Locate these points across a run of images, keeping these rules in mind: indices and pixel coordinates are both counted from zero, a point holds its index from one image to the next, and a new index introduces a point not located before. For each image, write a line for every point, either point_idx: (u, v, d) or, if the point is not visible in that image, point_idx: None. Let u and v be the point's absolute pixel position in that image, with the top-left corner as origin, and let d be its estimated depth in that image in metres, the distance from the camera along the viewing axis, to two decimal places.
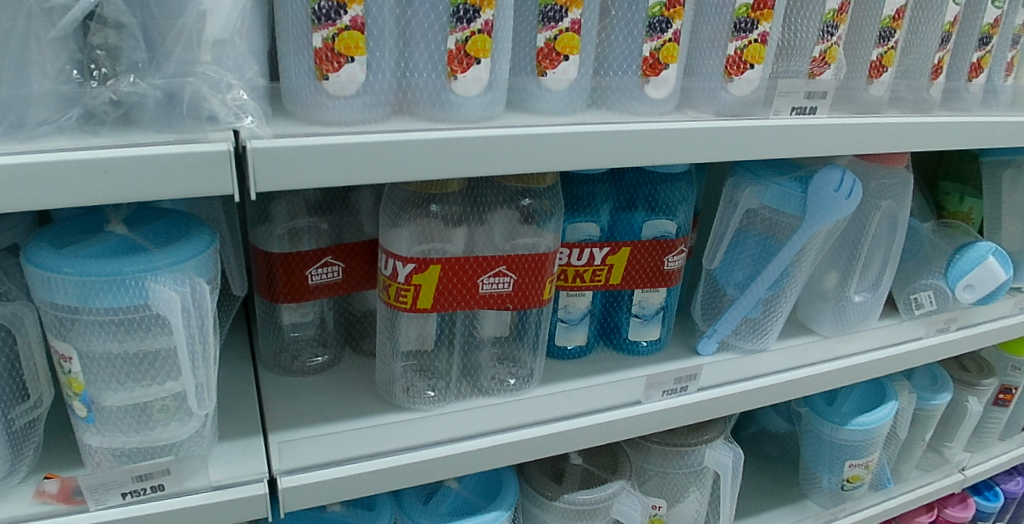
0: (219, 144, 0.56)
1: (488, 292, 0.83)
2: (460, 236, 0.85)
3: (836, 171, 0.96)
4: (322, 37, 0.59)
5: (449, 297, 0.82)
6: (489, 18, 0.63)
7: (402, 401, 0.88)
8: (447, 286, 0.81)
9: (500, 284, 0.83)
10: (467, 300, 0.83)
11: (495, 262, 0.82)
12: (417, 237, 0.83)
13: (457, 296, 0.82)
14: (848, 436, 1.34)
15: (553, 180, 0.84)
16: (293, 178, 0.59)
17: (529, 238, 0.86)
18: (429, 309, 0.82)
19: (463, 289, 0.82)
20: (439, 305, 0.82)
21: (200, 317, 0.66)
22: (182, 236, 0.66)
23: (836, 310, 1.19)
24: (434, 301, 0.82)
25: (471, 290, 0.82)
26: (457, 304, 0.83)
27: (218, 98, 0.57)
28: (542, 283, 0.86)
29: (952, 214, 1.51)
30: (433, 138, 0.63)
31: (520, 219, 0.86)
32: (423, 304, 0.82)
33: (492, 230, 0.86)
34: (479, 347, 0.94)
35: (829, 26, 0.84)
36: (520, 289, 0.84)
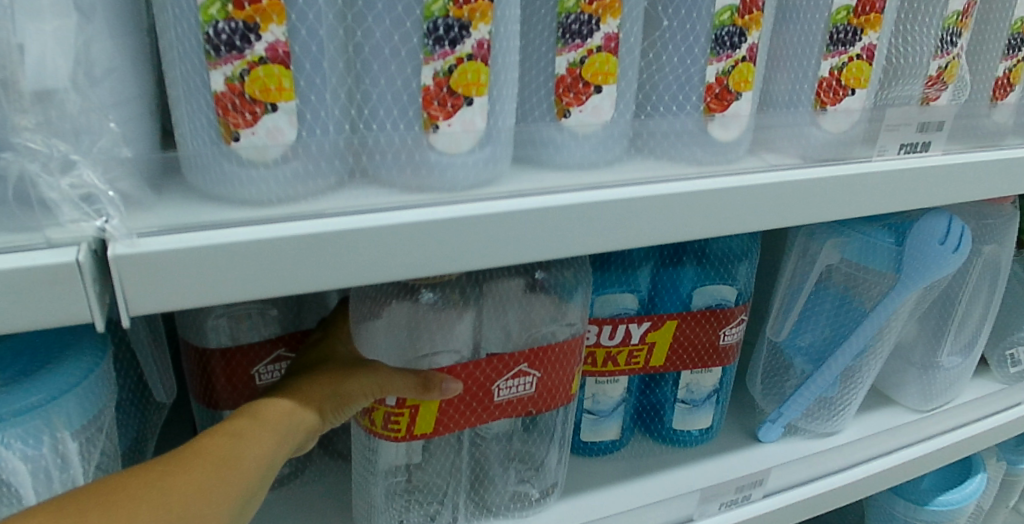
0: (63, 251, 0.36)
1: (504, 399, 0.63)
2: (463, 328, 0.63)
3: (942, 218, 0.75)
4: (224, 76, 0.39)
5: (455, 415, 0.61)
6: (484, 36, 0.42)
7: None
8: (453, 402, 0.60)
9: (520, 386, 0.63)
10: (478, 414, 0.62)
11: (513, 362, 0.61)
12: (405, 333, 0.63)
13: (465, 413, 0.62)
14: (928, 518, 1.11)
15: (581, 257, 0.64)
16: (185, 295, 0.39)
17: (552, 318, 0.65)
18: (433, 432, 0.61)
19: (473, 403, 0.61)
20: (440, 429, 0.61)
21: (70, 480, 0.47)
22: (48, 363, 0.46)
23: (923, 378, 0.96)
24: (436, 422, 0.61)
25: (482, 402, 0.62)
26: (466, 420, 0.62)
27: (51, 182, 0.37)
28: (571, 376, 0.66)
29: None
30: (404, 221, 0.42)
31: (539, 301, 0.65)
32: (421, 428, 0.61)
33: (505, 315, 0.64)
34: (487, 447, 0.71)
35: (950, 34, 0.62)
36: (547, 388, 0.64)
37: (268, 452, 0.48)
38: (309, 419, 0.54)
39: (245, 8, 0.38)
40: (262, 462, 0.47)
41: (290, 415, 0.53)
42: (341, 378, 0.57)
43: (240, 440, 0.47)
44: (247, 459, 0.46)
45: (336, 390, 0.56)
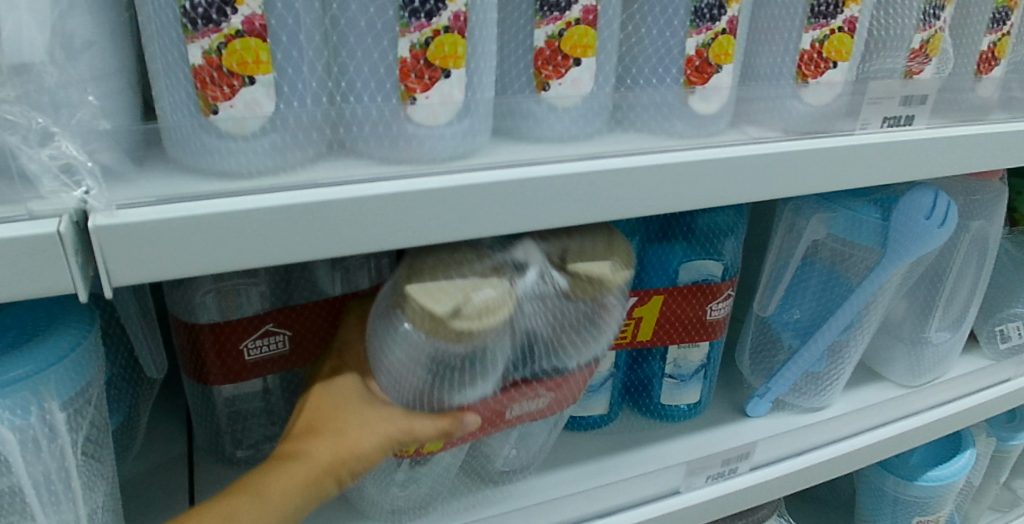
0: (42, 223, 0.37)
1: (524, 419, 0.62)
2: (501, 361, 0.57)
3: (928, 193, 0.76)
4: (202, 49, 0.39)
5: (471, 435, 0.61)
6: (460, 9, 0.42)
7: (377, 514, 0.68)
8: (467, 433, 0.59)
9: (531, 402, 0.61)
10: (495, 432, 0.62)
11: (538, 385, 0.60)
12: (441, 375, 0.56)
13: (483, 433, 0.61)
14: (917, 493, 1.13)
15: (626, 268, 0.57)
16: (165, 265, 0.39)
17: (592, 338, 0.60)
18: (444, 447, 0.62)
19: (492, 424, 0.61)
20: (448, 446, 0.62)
21: (58, 448, 0.48)
22: (35, 338, 0.47)
23: (911, 353, 0.97)
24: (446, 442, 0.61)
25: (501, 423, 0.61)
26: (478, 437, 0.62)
27: (32, 154, 0.37)
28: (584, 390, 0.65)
29: None
30: (383, 192, 0.43)
31: (579, 326, 0.58)
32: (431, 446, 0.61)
33: (541, 342, 0.58)
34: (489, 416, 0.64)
35: (935, 7, 0.62)
36: (559, 402, 0.62)
37: None
38: (323, 486, 0.55)
39: None
40: None
41: (294, 492, 0.53)
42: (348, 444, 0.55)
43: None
44: None
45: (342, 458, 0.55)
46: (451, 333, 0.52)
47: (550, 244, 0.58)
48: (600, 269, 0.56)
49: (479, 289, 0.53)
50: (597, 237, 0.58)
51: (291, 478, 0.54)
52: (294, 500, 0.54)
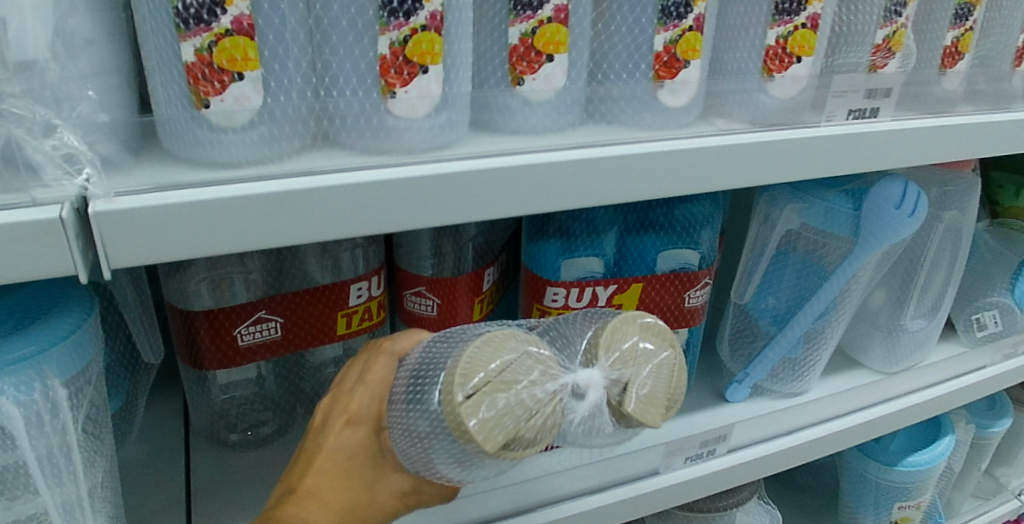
0: (47, 209, 0.40)
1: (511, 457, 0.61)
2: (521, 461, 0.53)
3: (898, 183, 0.78)
4: (194, 47, 0.42)
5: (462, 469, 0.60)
6: (436, 9, 0.45)
7: None
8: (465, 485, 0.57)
9: (424, 306, 0.75)
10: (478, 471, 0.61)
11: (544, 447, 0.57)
12: (457, 474, 0.51)
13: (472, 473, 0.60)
14: (897, 478, 1.16)
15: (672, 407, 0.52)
16: (160, 250, 0.42)
17: (608, 444, 0.56)
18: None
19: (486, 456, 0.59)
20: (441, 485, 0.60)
21: (60, 426, 0.50)
22: (38, 320, 0.50)
23: (888, 340, 1.00)
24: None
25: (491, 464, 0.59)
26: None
27: (37, 145, 0.40)
28: None
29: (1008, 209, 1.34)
30: (364, 180, 0.46)
31: (599, 441, 0.54)
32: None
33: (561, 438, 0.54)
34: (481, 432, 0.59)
35: (897, 4, 0.65)
36: (445, 316, 0.75)
37: None
38: None
39: None
40: None
41: None
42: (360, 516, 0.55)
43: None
44: None
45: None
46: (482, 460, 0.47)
47: (620, 366, 0.50)
48: (653, 417, 0.50)
49: (531, 425, 0.47)
50: (665, 362, 0.51)
51: None
52: None
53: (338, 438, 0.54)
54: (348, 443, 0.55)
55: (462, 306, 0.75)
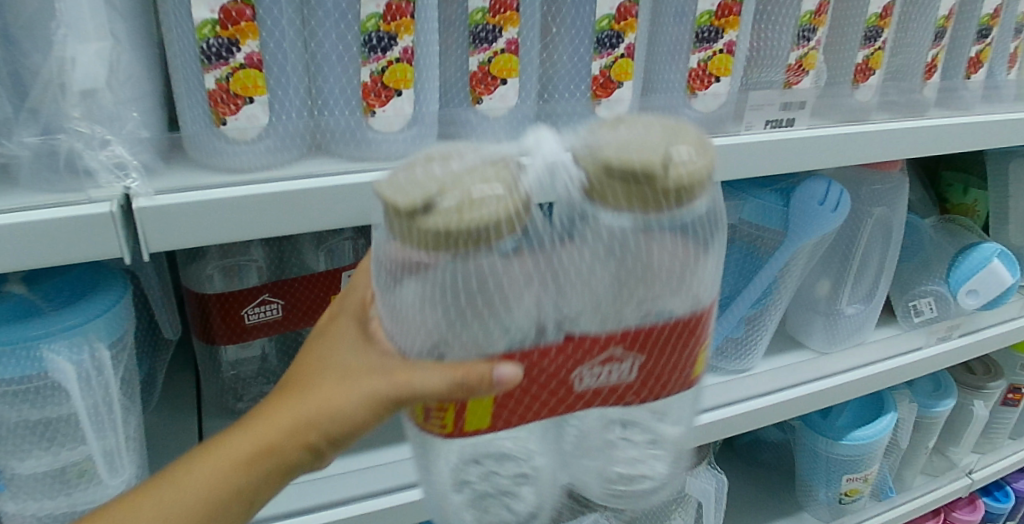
0: (101, 204, 0.51)
1: (595, 390, 0.51)
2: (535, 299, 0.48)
3: (821, 182, 0.91)
4: (215, 77, 0.53)
5: (521, 405, 0.51)
6: (408, 44, 0.57)
7: None
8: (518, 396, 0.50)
9: None
10: (512, 381, 0.47)
11: (605, 343, 0.49)
12: (444, 300, 0.47)
13: (529, 399, 0.50)
14: (843, 451, 1.27)
15: (699, 175, 0.46)
16: (188, 236, 0.54)
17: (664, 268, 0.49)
18: (488, 431, 0.52)
19: (549, 384, 0.50)
20: (501, 421, 0.51)
21: (103, 383, 0.61)
22: (86, 295, 0.62)
23: (827, 323, 1.12)
24: (495, 418, 0.51)
25: (561, 391, 0.51)
26: (533, 417, 0.52)
27: (93, 155, 0.51)
28: (690, 360, 0.53)
29: (957, 206, 1.51)
30: (351, 182, 0.57)
31: (641, 248, 0.49)
32: (476, 427, 0.51)
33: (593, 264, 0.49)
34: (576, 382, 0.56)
35: (806, 29, 0.76)
36: None
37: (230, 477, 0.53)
38: (298, 441, 0.52)
39: (228, 28, 0.52)
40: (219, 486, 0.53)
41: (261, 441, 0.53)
42: (337, 416, 0.51)
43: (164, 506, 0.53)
44: (205, 480, 0.53)
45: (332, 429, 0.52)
46: (435, 234, 0.45)
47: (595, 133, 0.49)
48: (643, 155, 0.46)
49: (463, 183, 0.45)
50: (677, 144, 0.47)
51: (259, 430, 0.53)
52: (261, 448, 0.53)
53: (323, 333, 0.57)
54: (329, 335, 0.56)
55: None
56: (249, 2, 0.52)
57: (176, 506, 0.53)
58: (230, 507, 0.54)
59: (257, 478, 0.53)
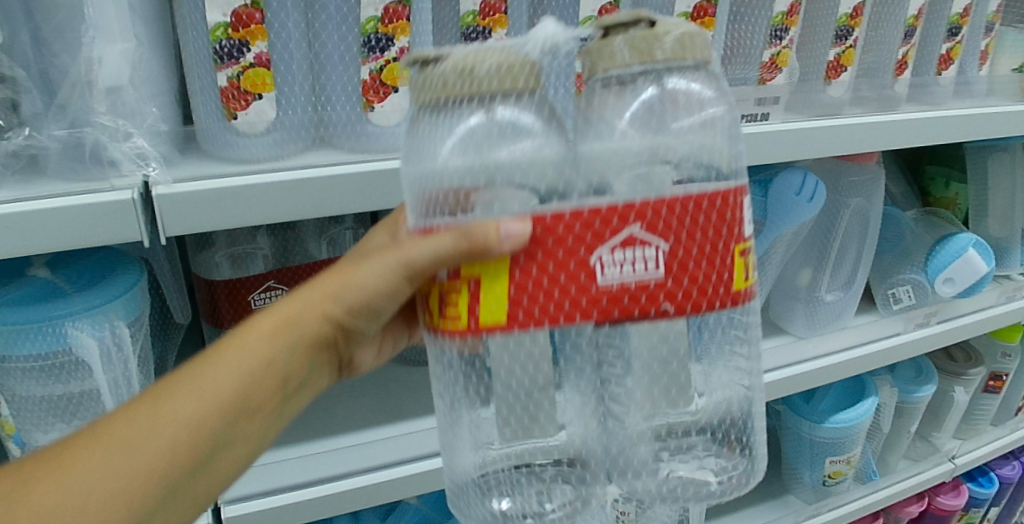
0: (122, 192, 0.56)
1: (620, 284, 0.47)
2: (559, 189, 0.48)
3: (797, 173, 0.95)
4: (226, 76, 0.58)
5: (542, 294, 0.47)
6: (404, 45, 0.62)
7: (335, 427, 0.89)
8: (535, 275, 0.47)
9: None
10: (519, 237, 0.46)
11: (624, 215, 0.46)
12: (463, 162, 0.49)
13: (548, 282, 0.47)
14: (825, 434, 1.32)
15: (692, 33, 0.48)
16: (203, 222, 0.58)
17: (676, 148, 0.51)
18: (509, 326, 0.48)
19: (567, 265, 0.47)
20: (520, 312, 0.47)
21: (123, 358, 0.66)
22: (105, 278, 0.67)
23: (807, 310, 1.17)
24: (514, 306, 0.47)
25: (581, 278, 0.47)
26: (558, 315, 0.47)
27: (118, 147, 0.56)
28: (727, 258, 0.49)
29: (939, 200, 1.54)
30: (353, 172, 0.62)
31: (651, 126, 0.51)
32: (494, 320, 0.47)
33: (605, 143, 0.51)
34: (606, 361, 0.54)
35: (778, 29, 0.82)
36: None
37: (252, 340, 0.54)
38: (320, 306, 0.55)
39: (240, 31, 0.57)
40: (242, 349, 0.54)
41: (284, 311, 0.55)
42: (358, 290, 0.53)
43: (193, 390, 0.52)
44: (231, 344, 0.54)
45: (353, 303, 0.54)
46: (441, 81, 0.47)
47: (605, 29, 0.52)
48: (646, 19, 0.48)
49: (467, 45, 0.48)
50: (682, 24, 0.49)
51: (286, 300, 0.56)
52: (286, 312, 0.55)
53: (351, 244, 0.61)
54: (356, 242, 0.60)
55: None
56: (258, 6, 0.57)
57: (205, 372, 0.53)
58: (256, 386, 0.54)
59: (279, 345, 0.54)
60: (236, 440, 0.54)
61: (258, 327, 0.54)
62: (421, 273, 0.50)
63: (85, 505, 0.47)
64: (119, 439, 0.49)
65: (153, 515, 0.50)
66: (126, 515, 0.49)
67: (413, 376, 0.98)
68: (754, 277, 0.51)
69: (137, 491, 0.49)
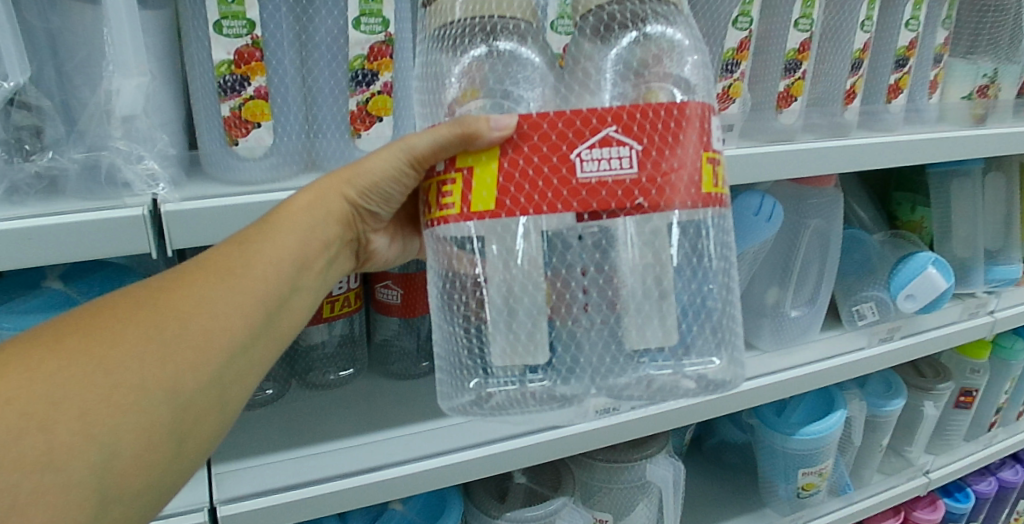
0: (134, 209, 0.63)
1: (597, 179, 0.56)
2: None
3: (755, 196, 1.03)
4: (229, 106, 0.66)
5: (527, 184, 0.56)
6: (387, 80, 0.69)
7: (326, 433, 0.94)
8: (522, 167, 0.56)
9: (390, 295, 1.05)
10: (506, 125, 0.56)
11: (599, 122, 0.55)
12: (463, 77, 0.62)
13: (532, 172, 0.56)
14: (797, 446, 1.37)
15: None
16: (206, 235, 0.65)
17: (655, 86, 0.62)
18: (497, 212, 0.56)
19: (551, 158, 0.56)
20: (507, 198, 0.56)
21: None
22: (113, 289, 0.74)
23: (774, 325, 1.24)
24: (502, 194, 0.56)
25: (563, 170, 0.56)
26: (541, 204, 0.56)
27: (131, 169, 0.64)
28: (696, 163, 0.57)
29: (907, 224, 1.59)
30: None
31: (630, 67, 0.63)
32: (484, 206, 0.57)
33: (585, 81, 0.64)
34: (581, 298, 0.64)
35: (730, 64, 0.90)
36: (407, 302, 1.05)
37: (309, 212, 0.64)
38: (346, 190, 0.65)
39: (242, 67, 0.65)
40: (305, 218, 0.64)
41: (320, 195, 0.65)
42: (370, 176, 0.64)
43: (276, 238, 0.62)
44: (299, 212, 0.64)
45: (370, 186, 0.65)
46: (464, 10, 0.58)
47: None
48: None
49: None
50: None
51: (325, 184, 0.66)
52: (326, 195, 0.65)
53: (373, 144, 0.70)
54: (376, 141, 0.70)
55: (419, 299, 1.05)
56: (259, 46, 0.65)
57: (284, 232, 0.63)
58: (316, 248, 0.65)
59: (329, 218, 0.65)
60: (305, 286, 0.64)
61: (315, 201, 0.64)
62: (422, 157, 0.60)
63: (210, 318, 0.58)
64: (223, 277, 0.59)
65: (259, 332, 0.61)
66: (239, 330, 0.59)
67: (399, 387, 1.04)
68: (722, 186, 0.60)
69: (246, 314, 0.60)
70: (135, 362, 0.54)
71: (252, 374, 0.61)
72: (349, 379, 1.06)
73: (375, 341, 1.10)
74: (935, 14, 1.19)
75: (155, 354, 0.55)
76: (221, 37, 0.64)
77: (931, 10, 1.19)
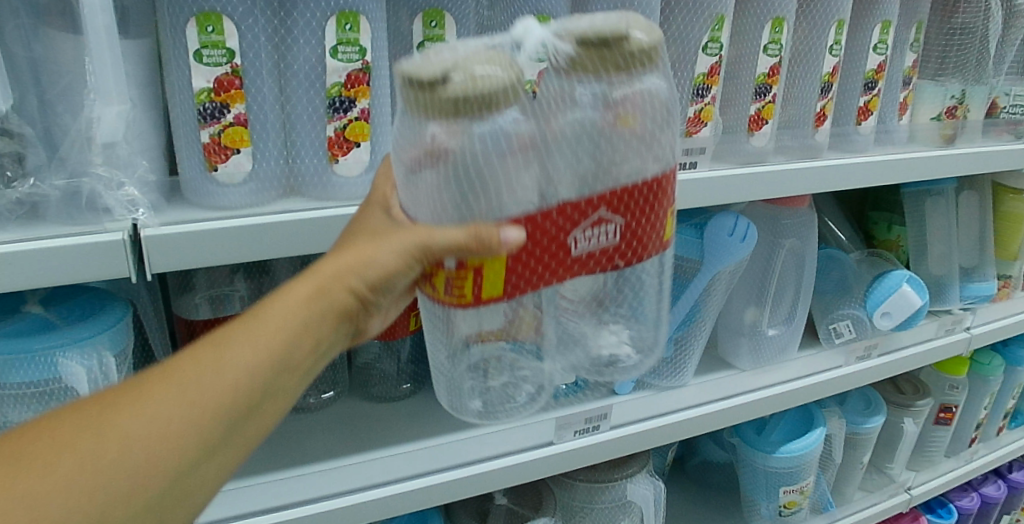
0: (114, 234, 0.64)
1: (586, 254, 0.65)
2: (534, 175, 0.61)
3: (730, 216, 1.05)
4: (209, 133, 0.67)
5: (529, 270, 0.64)
6: (365, 106, 0.71)
7: (307, 455, 0.94)
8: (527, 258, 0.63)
9: None
10: (514, 238, 0.60)
11: (592, 207, 0.63)
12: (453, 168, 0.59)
13: (534, 261, 0.63)
14: (777, 464, 1.38)
15: (657, 52, 0.60)
16: (185, 259, 0.66)
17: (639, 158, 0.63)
18: (503, 297, 0.65)
19: (549, 248, 0.63)
20: (512, 284, 0.64)
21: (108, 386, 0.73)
22: (94, 314, 0.75)
23: (752, 344, 1.25)
24: (508, 280, 0.63)
25: (559, 255, 0.64)
26: (538, 283, 0.65)
27: (112, 195, 0.65)
28: (661, 220, 0.66)
29: (884, 242, 1.61)
30: (314, 217, 0.70)
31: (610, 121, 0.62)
32: (495, 293, 0.64)
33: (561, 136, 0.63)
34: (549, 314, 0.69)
35: (701, 88, 0.92)
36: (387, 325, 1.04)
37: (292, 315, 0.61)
38: (338, 290, 0.63)
39: (221, 95, 0.66)
40: (286, 320, 0.61)
41: (310, 296, 0.62)
42: (376, 270, 0.63)
43: (252, 344, 0.60)
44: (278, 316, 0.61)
45: (370, 282, 0.63)
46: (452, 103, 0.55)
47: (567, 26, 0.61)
48: (624, 33, 0.58)
49: (470, 64, 0.56)
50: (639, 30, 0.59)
51: (313, 283, 0.63)
52: (315, 294, 0.63)
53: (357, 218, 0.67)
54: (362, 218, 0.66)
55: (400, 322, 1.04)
56: (238, 74, 0.67)
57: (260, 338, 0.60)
58: (293, 353, 0.61)
59: (312, 319, 0.62)
60: (275, 394, 0.61)
61: (301, 304, 0.62)
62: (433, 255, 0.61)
63: (166, 434, 0.55)
64: (187, 390, 0.56)
65: (212, 451, 0.57)
66: (192, 450, 0.56)
67: (377, 410, 1.05)
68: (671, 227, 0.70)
69: (202, 431, 0.56)
70: (72, 484, 0.50)
71: (194, 497, 0.57)
72: (330, 402, 1.06)
73: (357, 364, 1.10)
74: (902, 37, 1.22)
75: (109, 457, 0.52)
76: (201, 65, 0.65)
77: (898, 34, 1.22)
